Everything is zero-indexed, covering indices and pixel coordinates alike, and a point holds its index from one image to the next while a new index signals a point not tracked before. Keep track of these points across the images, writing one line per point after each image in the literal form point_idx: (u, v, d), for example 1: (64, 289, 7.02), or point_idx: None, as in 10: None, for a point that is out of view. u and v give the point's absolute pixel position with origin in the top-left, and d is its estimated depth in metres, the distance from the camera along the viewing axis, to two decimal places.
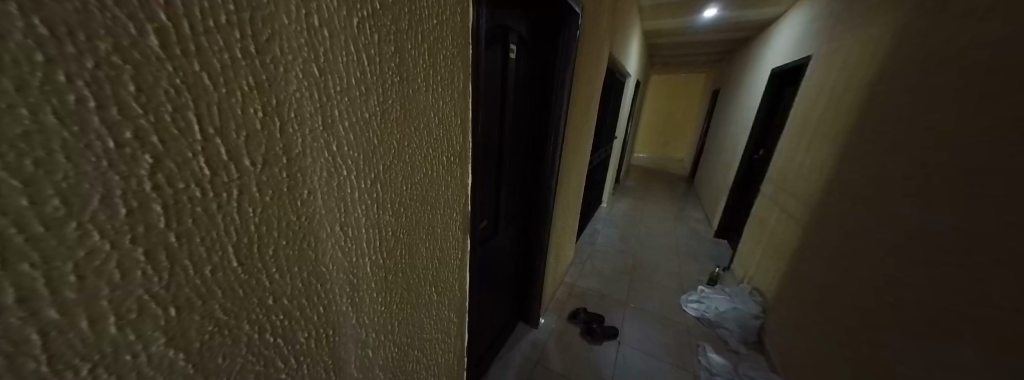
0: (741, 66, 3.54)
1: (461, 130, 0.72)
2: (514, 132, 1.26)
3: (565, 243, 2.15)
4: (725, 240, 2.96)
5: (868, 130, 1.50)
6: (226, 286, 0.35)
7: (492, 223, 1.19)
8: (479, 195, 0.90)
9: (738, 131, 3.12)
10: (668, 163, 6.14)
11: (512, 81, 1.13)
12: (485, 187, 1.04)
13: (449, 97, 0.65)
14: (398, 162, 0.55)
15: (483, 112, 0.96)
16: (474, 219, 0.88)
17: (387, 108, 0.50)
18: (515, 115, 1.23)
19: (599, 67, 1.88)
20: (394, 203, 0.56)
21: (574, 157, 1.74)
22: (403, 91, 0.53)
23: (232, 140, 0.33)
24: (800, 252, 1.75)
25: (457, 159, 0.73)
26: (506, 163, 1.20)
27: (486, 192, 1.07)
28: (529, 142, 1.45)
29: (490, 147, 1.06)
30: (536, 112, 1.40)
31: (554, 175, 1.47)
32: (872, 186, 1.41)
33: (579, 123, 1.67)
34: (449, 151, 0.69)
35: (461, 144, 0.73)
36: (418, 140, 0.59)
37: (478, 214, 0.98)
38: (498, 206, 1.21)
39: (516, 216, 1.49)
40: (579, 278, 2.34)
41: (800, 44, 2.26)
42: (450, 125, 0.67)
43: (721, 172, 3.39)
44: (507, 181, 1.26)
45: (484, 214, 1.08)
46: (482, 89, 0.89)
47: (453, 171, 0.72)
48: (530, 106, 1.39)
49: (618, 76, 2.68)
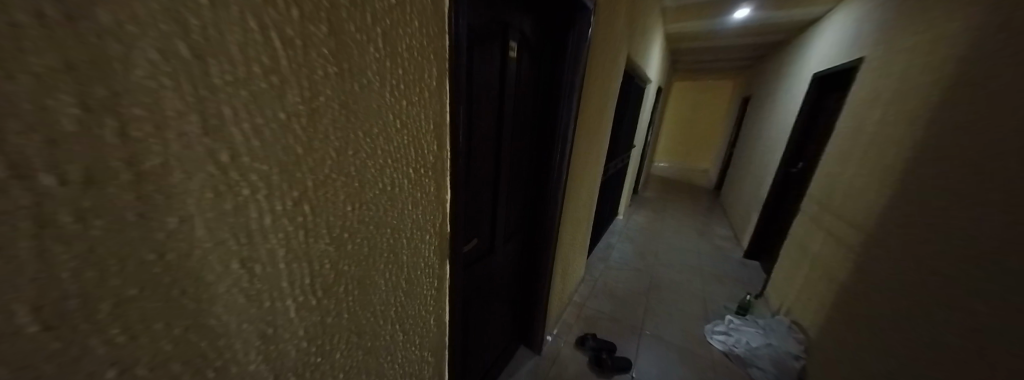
0: (776, 71, 3.26)
1: (434, 138, 0.59)
2: (514, 140, 1.12)
3: (574, 260, 1.98)
4: (755, 261, 2.67)
5: (931, 142, 1.26)
6: (15, 366, 0.23)
7: (485, 241, 1.05)
8: (463, 212, 0.77)
9: (772, 142, 2.83)
10: (692, 173, 5.80)
11: (512, 83, 1.00)
12: (472, 202, 0.91)
13: (415, 97, 0.53)
14: (337, 177, 0.43)
15: (471, 117, 0.83)
16: (456, 241, 0.75)
17: (316, 106, 0.38)
18: (515, 120, 1.10)
19: (616, 71, 1.72)
20: (332, 229, 0.44)
21: (585, 168, 1.58)
22: (342, 85, 0.41)
23: (19, 146, 0.19)
24: (847, 284, 1.49)
25: (427, 172, 0.60)
26: (503, 175, 1.06)
27: (475, 207, 0.94)
28: (534, 150, 1.31)
29: (481, 157, 0.93)
30: (542, 118, 1.26)
31: (561, 187, 1.33)
32: (935, 210, 1.18)
33: (591, 131, 1.52)
34: (415, 163, 0.56)
35: (433, 154, 0.60)
36: (368, 149, 0.46)
37: (463, 235, 0.84)
38: (491, 223, 1.08)
39: (517, 231, 1.35)
40: (589, 298, 2.14)
41: (849, 45, 2.00)
42: (417, 130, 0.55)
43: (751, 185, 3.10)
44: (505, 194, 1.13)
45: (473, 234, 0.94)
46: (467, 91, 0.76)
47: (424, 187, 0.59)
48: (534, 111, 1.25)
49: (638, 81, 2.50)
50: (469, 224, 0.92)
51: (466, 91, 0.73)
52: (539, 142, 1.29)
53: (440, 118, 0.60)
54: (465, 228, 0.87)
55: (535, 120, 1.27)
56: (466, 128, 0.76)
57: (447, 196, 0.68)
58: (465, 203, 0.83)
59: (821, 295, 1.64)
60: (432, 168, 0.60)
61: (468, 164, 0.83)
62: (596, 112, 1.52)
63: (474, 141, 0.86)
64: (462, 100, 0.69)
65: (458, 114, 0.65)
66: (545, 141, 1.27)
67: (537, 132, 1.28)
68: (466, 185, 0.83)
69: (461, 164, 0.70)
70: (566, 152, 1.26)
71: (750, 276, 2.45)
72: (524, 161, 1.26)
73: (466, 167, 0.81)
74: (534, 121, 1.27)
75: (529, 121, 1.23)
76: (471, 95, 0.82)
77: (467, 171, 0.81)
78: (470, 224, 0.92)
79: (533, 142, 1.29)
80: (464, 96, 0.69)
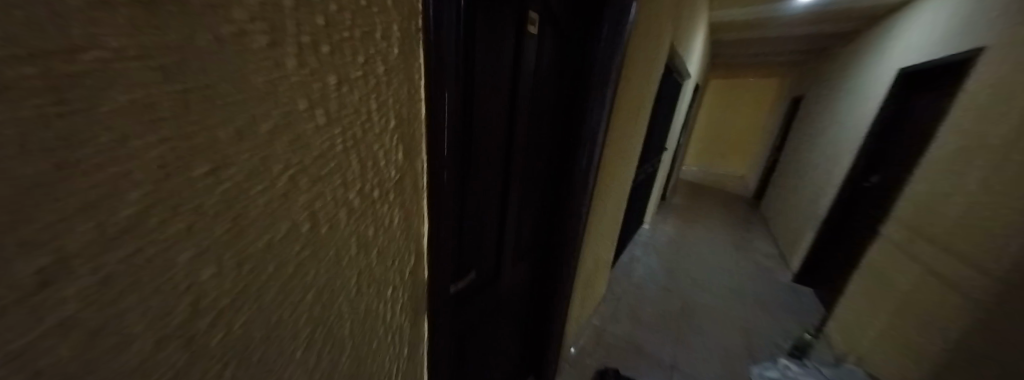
0: (840, 66, 2.81)
1: (388, 142, 0.35)
2: (530, 141, 0.89)
3: (595, 279, 1.71)
4: (808, 287, 2.29)
5: None
6: None
7: (488, 268, 0.83)
8: (451, 244, 0.55)
9: (835, 149, 2.41)
10: (724, 179, 5.32)
11: (529, 66, 0.76)
12: (467, 222, 0.68)
13: (354, 73, 0.29)
14: (180, 251, 0.19)
15: (468, 110, 0.60)
16: (435, 278, 0.52)
17: (99, 86, 0.13)
18: (532, 116, 0.86)
19: (657, 61, 1.45)
20: (183, 352, 0.21)
21: (613, 175, 1.32)
22: (180, 28, 0.16)
23: None
24: (965, 341, 1.13)
25: (378, 197, 0.36)
26: (513, 187, 0.83)
27: (473, 228, 0.71)
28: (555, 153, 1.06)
29: (483, 166, 0.70)
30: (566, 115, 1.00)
31: (588, 201, 1.08)
32: None
33: (624, 131, 1.26)
34: (352, 185, 0.32)
35: (386, 167, 0.36)
36: (249, 173, 0.22)
37: (452, 268, 0.62)
38: (496, 245, 0.85)
39: (530, 249, 1.11)
40: (611, 320, 1.86)
41: (951, 32, 1.60)
42: (354, 130, 0.31)
43: (803, 197, 2.69)
44: (516, 209, 0.89)
45: (468, 262, 0.72)
46: (458, 74, 0.53)
47: (378, 215, 0.37)
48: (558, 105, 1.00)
49: (678, 75, 2.18)
50: (463, 251, 0.69)
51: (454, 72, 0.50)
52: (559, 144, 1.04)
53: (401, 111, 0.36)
54: (455, 259, 0.64)
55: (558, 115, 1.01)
56: (455, 125, 0.53)
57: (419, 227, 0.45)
58: (455, 227, 0.61)
59: (915, 347, 1.30)
60: (386, 191, 0.37)
61: (459, 174, 0.60)
62: (631, 109, 1.25)
63: (471, 144, 0.63)
64: (447, 85, 0.47)
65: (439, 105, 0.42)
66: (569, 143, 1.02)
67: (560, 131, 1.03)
68: (456, 204, 0.60)
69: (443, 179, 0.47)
70: (595, 158, 1.02)
71: (803, 306, 2.09)
72: (541, 167, 1.02)
73: (456, 179, 0.58)
74: (557, 118, 1.01)
75: (549, 118, 0.98)
76: (467, 80, 0.59)
77: (457, 185, 0.59)
78: (464, 251, 0.69)
79: (552, 143, 1.04)
80: (450, 79, 0.46)
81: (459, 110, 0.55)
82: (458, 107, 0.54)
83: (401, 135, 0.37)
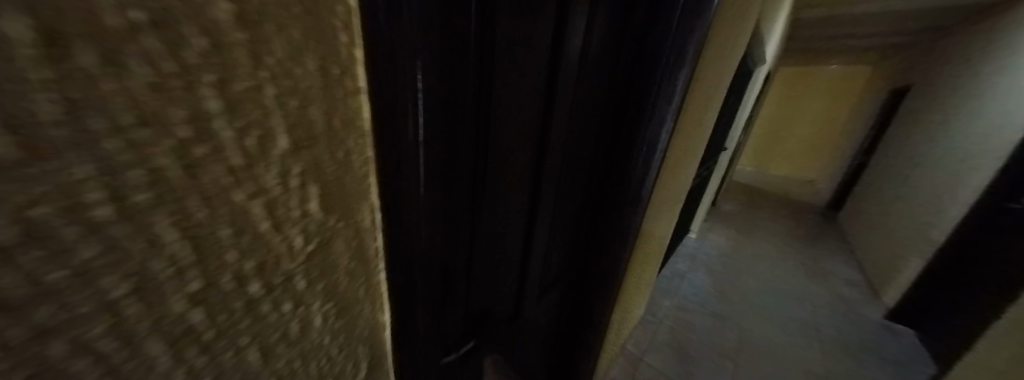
0: (974, 51, 2.18)
1: (279, 179, 0.16)
2: (569, 145, 0.64)
3: (635, 306, 1.42)
4: (911, 331, 1.82)
5: None
6: None
7: (502, 312, 0.63)
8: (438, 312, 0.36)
9: (965, 156, 1.86)
10: (789, 183, 4.60)
11: (578, 28, 0.49)
12: (470, 261, 0.48)
13: (117, 16, 0.10)
14: None
15: (479, 103, 0.39)
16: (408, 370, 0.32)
17: None
18: (574, 110, 0.60)
19: (740, 41, 1.12)
20: None
21: (677, 188, 1.03)
22: None
23: None
24: None
25: (261, 293, 0.17)
26: (536, 208, 0.60)
27: (478, 267, 0.51)
28: (608, 163, 0.76)
29: (498, 182, 0.49)
30: (628, 111, 0.69)
31: (637, 229, 0.79)
32: None
33: (694, 132, 0.95)
34: (169, 284, 0.14)
35: (281, 229, 0.17)
36: None
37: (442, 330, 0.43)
38: (512, 283, 0.64)
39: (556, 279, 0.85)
40: (654, 348, 1.57)
41: None
42: (150, 163, 0.12)
43: (907, 215, 2.15)
44: (542, 236, 0.67)
45: (473, 309, 0.53)
46: (456, 44, 0.32)
47: (271, 312, 0.18)
48: (623, 96, 0.69)
49: (753, 63, 1.79)
50: (465, 298, 0.49)
51: (442, 37, 0.29)
52: (615, 152, 0.74)
53: (322, 118, 0.16)
54: (447, 314, 0.45)
55: (622, 112, 0.70)
56: (444, 132, 0.33)
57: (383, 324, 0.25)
58: (445, 275, 0.41)
59: None
60: (282, 276, 0.18)
61: (455, 200, 0.40)
62: (707, 102, 0.94)
63: (479, 153, 0.42)
64: (432, 48, 0.24)
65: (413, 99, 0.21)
66: (625, 151, 0.71)
67: (619, 135, 0.72)
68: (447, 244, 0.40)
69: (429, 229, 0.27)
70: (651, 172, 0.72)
71: (908, 358, 1.63)
72: (581, 178, 0.76)
73: (447, 209, 0.38)
74: (624, 115, 0.70)
75: (602, 113, 0.70)
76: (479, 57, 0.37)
77: (446, 219, 0.39)
78: (466, 297, 0.50)
79: (607, 149, 0.75)
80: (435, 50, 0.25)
81: (456, 105, 0.35)
82: (453, 98, 0.33)
83: (313, 162, 0.17)
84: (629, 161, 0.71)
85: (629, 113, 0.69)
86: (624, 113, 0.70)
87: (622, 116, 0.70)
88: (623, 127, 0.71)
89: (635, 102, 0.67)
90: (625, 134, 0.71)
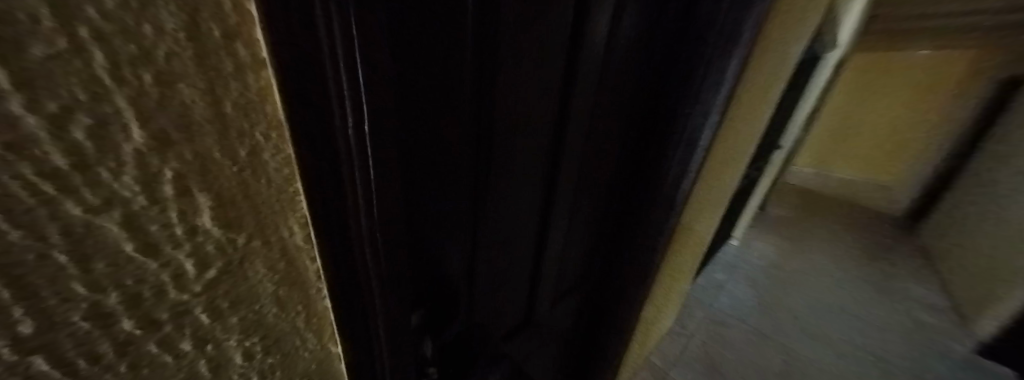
0: None
1: (141, 188, 0.11)
2: (593, 141, 0.54)
3: (665, 316, 1.30)
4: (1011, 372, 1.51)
5: None
6: None
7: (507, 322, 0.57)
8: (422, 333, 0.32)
9: None
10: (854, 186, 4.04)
11: None
12: (467, 268, 0.44)
13: None
14: None
15: (476, 93, 0.33)
16: None
17: None
18: (602, 101, 0.50)
19: (813, 18, 0.93)
20: None
21: (723, 189, 0.89)
22: None
23: None
24: None
25: (139, 333, 0.13)
26: (547, 212, 0.53)
27: (478, 276, 0.46)
28: (638, 161, 0.65)
29: (504, 185, 0.42)
30: (664, 101, 0.57)
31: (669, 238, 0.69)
32: None
33: (750, 120, 0.78)
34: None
35: (159, 254, 0.12)
36: None
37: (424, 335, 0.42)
38: (520, 291, 0.58)
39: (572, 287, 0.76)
40: (683, 363, 1.43)
41: None
42: None
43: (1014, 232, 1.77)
44: (557, 242, 0.59)
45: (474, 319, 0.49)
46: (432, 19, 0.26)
47: (159, 353, 0.14)
48: (662, 82, 0.57)
49: (823, 48, 1.54)
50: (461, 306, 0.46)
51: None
52: (647, 148, 0.63)
53: (198, 99, 0.12)
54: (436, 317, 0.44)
55: (659, 102, 0.58)
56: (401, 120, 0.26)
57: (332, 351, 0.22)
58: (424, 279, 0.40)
59: None
60: (170, 310, 0.13)
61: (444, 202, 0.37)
62: (770, 86, 0.77)
63: (476, 153, 0.37)
64: None
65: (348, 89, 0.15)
66: (659, 148, 0.61)
67: (653, 128, 0.61)
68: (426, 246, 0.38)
69: (399, 252, 0.22)
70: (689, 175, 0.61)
71: None
72: (607, 179, 0.66)
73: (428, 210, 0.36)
74: (660, 106, 0.59)
75: (635, 103, 0.59)
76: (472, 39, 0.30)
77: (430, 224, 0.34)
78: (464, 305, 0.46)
79: (639, 145, 0.64)
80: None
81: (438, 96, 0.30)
82: None
83: (198, 162, 0.12)
84: (662, 158, 0.61)
85: (665, 103, 0.58)
86: (659, 104, 0.58)
87: (658, 107, 0.59)
88: (657, 120, 0.60)
89: (675, 89, 0.55)
90: (658, 128, 0.60)
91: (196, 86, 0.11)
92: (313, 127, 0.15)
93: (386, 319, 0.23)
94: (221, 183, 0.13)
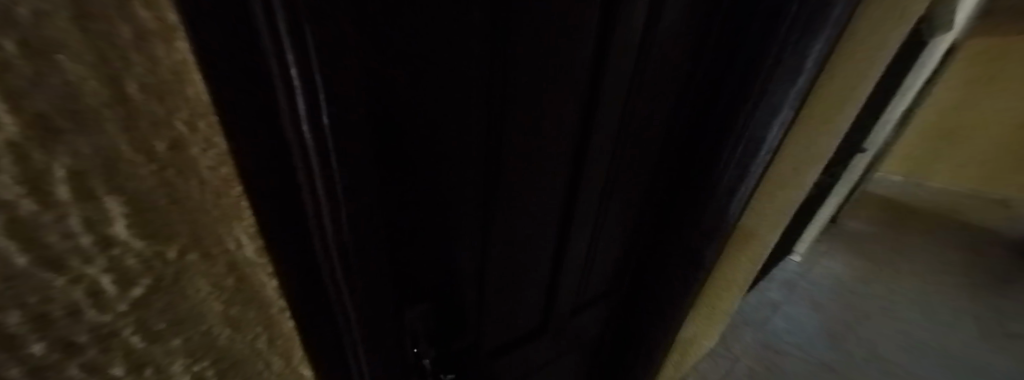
0: None
1: (27, 190, 0.08)
2: (631, 142, 0.46)
3: (707, 336, 1.15)
4: None
5: None
6: None
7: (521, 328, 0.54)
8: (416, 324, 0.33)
9: None
10: None
11: None
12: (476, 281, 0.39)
13: None
14: None
15: (486, 87, 0.28)
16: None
17: None
18: (642, 97, 0.42)
19: None
20: None
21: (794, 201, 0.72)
22: None
23: None
24: None
25: (55, 361, 0.10)
26: (571, 221, 0.46)
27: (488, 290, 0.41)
28: (683, 164, 0.55)
29: (518, 192, 0.36)
30: (722, 96, 0.47)
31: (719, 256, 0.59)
32: None
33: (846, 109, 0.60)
34: None
35: (67, 269, 0.10)
36: None
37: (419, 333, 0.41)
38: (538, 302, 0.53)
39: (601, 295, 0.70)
40: None
41: None
42: None
43: None
44: (581, 253, 0.53)
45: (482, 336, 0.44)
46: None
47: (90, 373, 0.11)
48: (719, 73, 0.47)
49: (937, 33, 1.25)
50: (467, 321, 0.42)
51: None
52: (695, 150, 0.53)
53: (91, 71, 0.08)
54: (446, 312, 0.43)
55: (714, 96, 0.49)
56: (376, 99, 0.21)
57: (302, 368, 0.20)
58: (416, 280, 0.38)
59: None
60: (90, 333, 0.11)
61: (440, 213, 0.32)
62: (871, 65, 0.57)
63: (486, 158, 0.31)
64: None
65: (303, 83, 0.12)
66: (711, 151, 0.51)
67: (705, 128, 0.51)
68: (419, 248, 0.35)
69: (377, 264, 0.20)
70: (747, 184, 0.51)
71: None
72: (644, 185, 0.57)
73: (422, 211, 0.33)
74: (713, 100, 0.49)
75: (681, 97, 0.49)
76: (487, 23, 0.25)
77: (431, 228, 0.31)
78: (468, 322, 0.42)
79: (684, 144, 0.54)
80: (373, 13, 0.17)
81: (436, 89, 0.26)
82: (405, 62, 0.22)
83: (97, 151, 0.09)
84: (713, 164, 0.51)
85: (724, 98, 0.47)
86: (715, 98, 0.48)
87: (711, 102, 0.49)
88: (709, 118, 0.50)
89: (738, 82, 0.45)
90: (712, 128, 0.50)
91: (81, 54, 0.08)
92: (254, 127, 0.12)
93: (361, 334, 0.21)
94: (145, 189, 0.11)
